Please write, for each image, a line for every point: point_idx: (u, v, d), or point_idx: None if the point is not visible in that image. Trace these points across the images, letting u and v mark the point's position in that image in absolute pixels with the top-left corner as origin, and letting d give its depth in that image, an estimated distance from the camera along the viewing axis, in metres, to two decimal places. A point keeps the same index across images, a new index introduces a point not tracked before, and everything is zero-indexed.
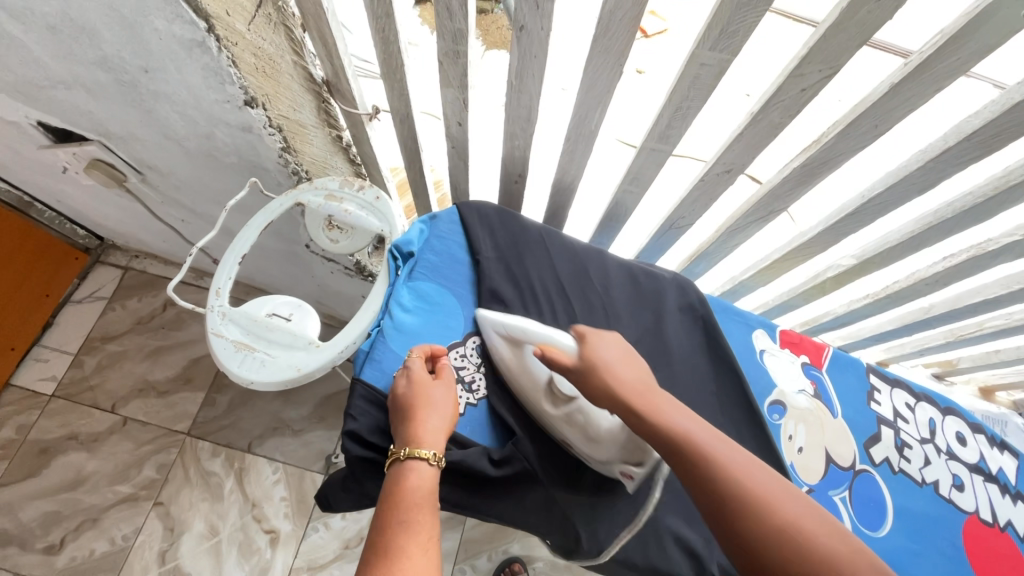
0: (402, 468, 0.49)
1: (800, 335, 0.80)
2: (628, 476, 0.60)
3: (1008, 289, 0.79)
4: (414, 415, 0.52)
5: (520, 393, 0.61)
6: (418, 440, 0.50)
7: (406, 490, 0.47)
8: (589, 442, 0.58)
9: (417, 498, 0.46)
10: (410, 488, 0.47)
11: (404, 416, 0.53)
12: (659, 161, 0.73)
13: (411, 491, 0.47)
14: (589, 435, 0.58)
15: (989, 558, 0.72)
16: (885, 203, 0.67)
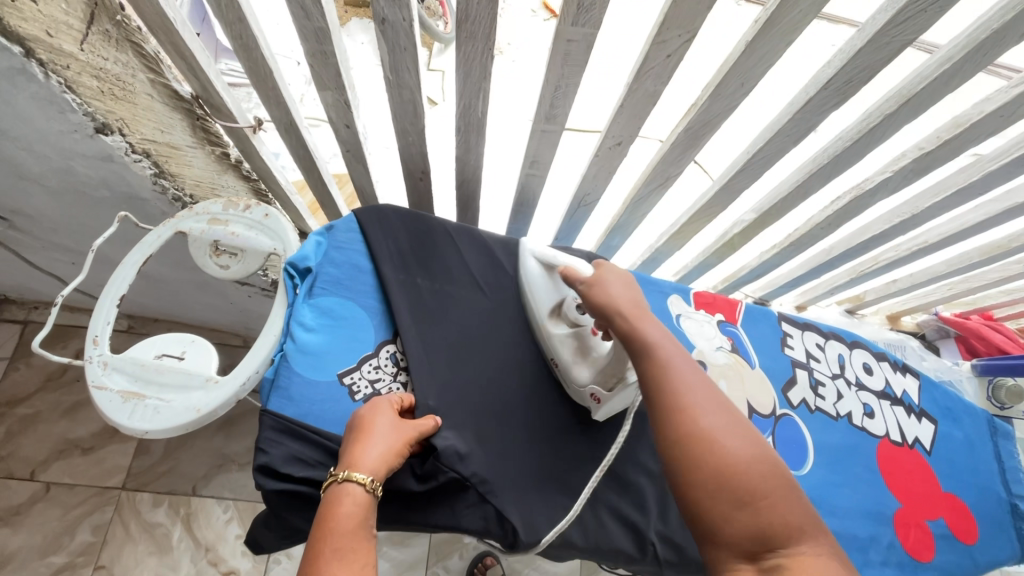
0: (337, 493, 0.45)
1: (714, 295, 0.83)
2: (596, 400, 0.64)
3: (891, 223, 0.84)
4: (359, 438, 0.49)
5: (533, 311, 0.69)
6: (357, 464, 0.46)
7: (337, 518, 0.42)
8: (574, 365, 0.65)
9: (348, 527, 0.42)
10: (340, 514, 0.43)
11: (352, 439, 0.50)
12: (553, 142, 0.73)
13: (342, 518, 0.43)
14: (577, 355, 0.65)
15: (903, 476, 0.78)
16: (766, 155, 0.70)
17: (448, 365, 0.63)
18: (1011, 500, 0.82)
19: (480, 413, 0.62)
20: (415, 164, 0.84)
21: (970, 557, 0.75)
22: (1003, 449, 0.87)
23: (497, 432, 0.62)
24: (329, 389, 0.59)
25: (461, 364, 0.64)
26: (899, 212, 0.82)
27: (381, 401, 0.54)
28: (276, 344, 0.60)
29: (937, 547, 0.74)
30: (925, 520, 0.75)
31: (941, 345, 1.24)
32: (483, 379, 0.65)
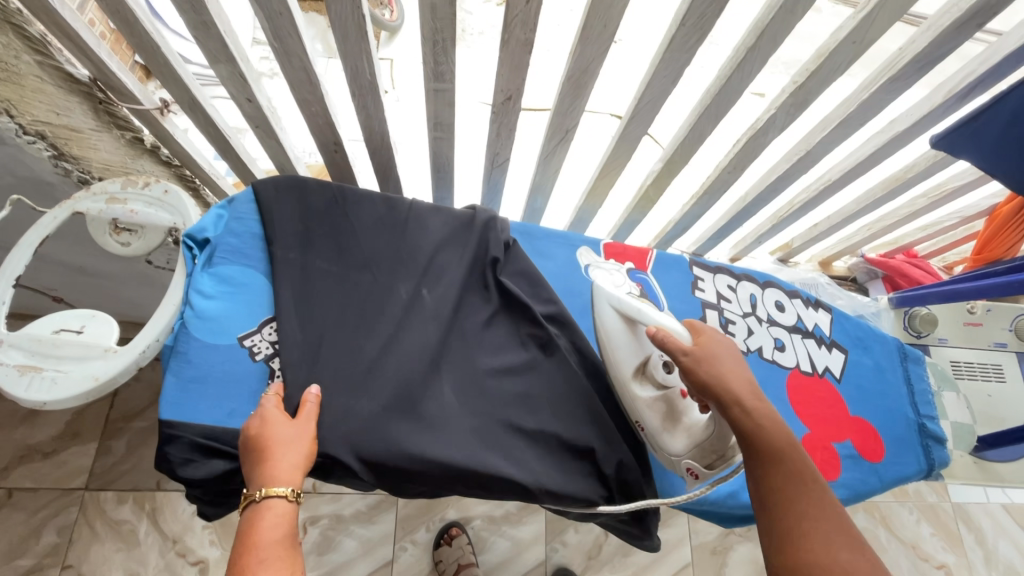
0: (258, 511, 0.49)
1: (624, 245, 0.86)
2: (692, 473, 0.63)
3: (791, 162, 0.88)
4: (266, 456, 0.52)
5: (615, 367, 0.68)
6: (274, 479, 0.51)
7: (265, 533, 0.48)
8: (665, 425, 0.65)
9: (272, 538, 0.48)
10: (265, 529, 0.48)
11: (259, 456, 0.52)
12: (450, 102, 0.74)
13: (266, 532, 0.48)
14: (667, 419, 0.65)
15: (811, 402, 0.82)
16: (653, 97, 0.72)
17: (339, 329, 0.63)
18: (918, 420, 0.86)
19: (367, 375, 0.61)
20: (326, 136, 0.83)
21: (875, 474, 0.79)
22: (912, 373, 0.91)
23: (383, 390, 0.61)
24: (229, 352, 0.61)
25: (355, 329, 0.64)
26: (795, 150, 0.87)
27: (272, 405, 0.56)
28: (176, 313, 0.62)
29: (842, 465, 0.78)
30: (831, 442, 0.79)
31: (871, 286, 1.28)
32: (374, 344, 0.64)
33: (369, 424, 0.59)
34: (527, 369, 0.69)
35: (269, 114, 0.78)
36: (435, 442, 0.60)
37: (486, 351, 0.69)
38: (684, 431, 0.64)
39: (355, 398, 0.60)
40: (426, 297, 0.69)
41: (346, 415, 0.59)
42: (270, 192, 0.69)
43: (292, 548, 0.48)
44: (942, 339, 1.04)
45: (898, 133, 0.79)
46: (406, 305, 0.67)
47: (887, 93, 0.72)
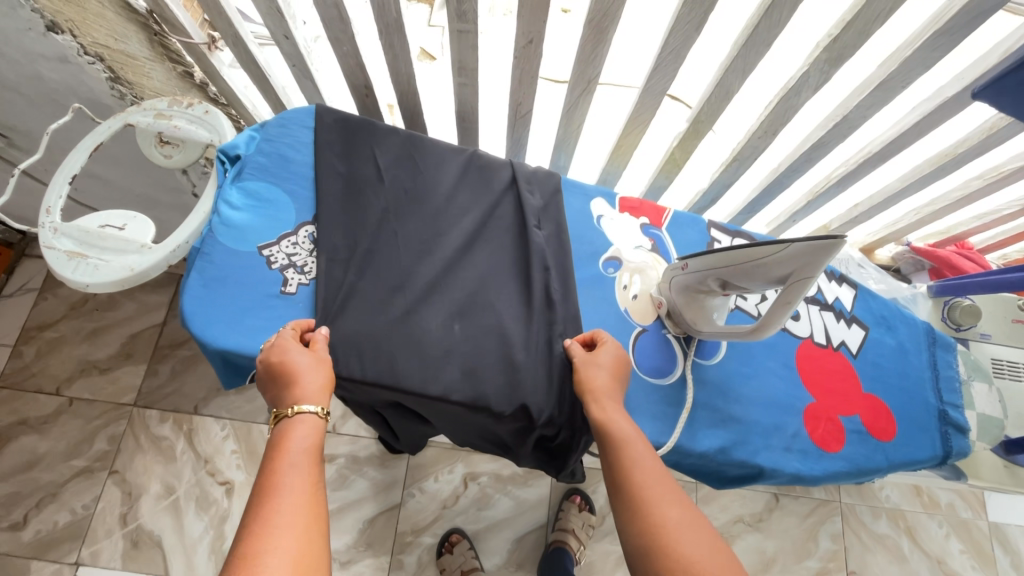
0: (291, 425, 0.52)
1: (640, 200, 0.86)
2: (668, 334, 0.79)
3: (825, 129, 0.84)
4: (291, 382, 0.54)
5: (686, 284, 0.70)
6: (302, 398, 0.54)
7: (302, 452, 0.50)
8: (672, 319, 0.75)
9: (302, 449, 0.50)
10: (295, 442, 0.50)
11: (284, 384, 0.55)
12: (473, 45, 0.76)
13: (296, 445, 0.50)
14: (675, 316, 0.74)
15: (820, 374, 0.79)
16: (674, 47, 0.71)
17: (348, 246, 0.68)
18: (939, 406, 0.82)
19: (366, 287, 0.66)
20: (359, 77, 0.87)
21: (883, 454, 0.76)
22: (940, 360, 0.86)
23: (381, 301, 0.66)
24: (250, 258, 0.66)
25: (361, 248, 0.68)
26: (832, 115, 0.82)
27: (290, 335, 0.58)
28: (206, 219, 0.67)
29: (846, 439, 0.75)
30: (838, 415, 0.77)
31: (916, 279, 1.21)
32: (377, 259, 0.68)
33: (358, 335, 0.63)
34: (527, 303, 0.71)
35: (306, 53, 0.83)
36: (421, 356, 0.64)
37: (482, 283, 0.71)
38: (704, 322, 0.71)
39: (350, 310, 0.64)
40: (434, 226, 0.73)
41: (333, 327, 0.63)
42: (300, 119, 0.75)
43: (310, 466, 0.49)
44: (984, 335, 0.96)
45: (942, 100, 0.74)
46: (412, 233, 0.72)
47: (930, 51, 0.66)
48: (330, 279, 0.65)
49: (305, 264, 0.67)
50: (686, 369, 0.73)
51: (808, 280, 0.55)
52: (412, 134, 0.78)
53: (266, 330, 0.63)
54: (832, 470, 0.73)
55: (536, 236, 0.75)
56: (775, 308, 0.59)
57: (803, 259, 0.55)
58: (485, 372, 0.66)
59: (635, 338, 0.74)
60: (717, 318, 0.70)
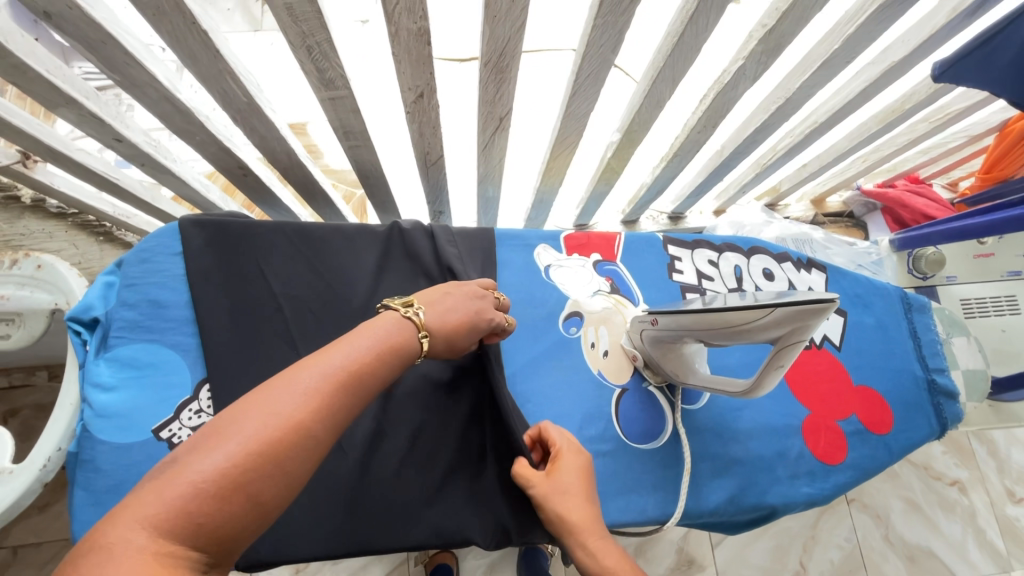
0: (389, 316, 0.40)
1: (587, 234, 0.76)
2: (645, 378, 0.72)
3: (769, 112, 0.75)
4: (435, 293, 0.47)
5: (658, 337, 0.62)
6: (428, 311, 0.43)
7: (355, 360, 0.35)
8: (649, 368, 0.68)
9: (381, 343, 0.38)
10: (379, 331, 0.38)
11: (446, 295, 0.47)
12: (353, 109, 0.62)
13: (377, 335, 0.38)
14: (652, 365, 0.67)
15: (809, 380, 0.75)
16: (591, 69, 0.59)
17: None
18: (926, 376, 0.79)
19: None
20: (227, 160, 0.71)
21: (884, 446, 0.74)
22: (918, 324, 0.83)
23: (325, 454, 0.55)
24: (145, 448, 0.54)
25: None
26: (774, 97, 0.73)
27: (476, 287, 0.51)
28: (77, 412, 0.54)
29: (848, 444, 0.72)
30: (835, 420, 0.73)
31: (870, 220, 1.18)
32: None
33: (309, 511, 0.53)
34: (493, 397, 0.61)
35: (150, 149, 0.67)
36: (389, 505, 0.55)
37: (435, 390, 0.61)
38: (682, 373, 0.64)
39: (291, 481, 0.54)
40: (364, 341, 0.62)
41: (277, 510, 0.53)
42: (164, 246, 0.60)
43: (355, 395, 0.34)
44: (951, 278, 0.94)
45: (890, 65, 0.66)
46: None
47: (875, 25, 0.58)
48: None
49: None
50: (677, 422, 0.67)
51: (800, 343, 0.48)
52: (307, 229, 0.65)
53: None
54: (840, 483, 0.70)
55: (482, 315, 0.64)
56: (765, 373, 0.52)
57: (790, 324, 0.47)
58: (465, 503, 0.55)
59: (616, 402, 0.67)
60: (697, 367, 0.63)
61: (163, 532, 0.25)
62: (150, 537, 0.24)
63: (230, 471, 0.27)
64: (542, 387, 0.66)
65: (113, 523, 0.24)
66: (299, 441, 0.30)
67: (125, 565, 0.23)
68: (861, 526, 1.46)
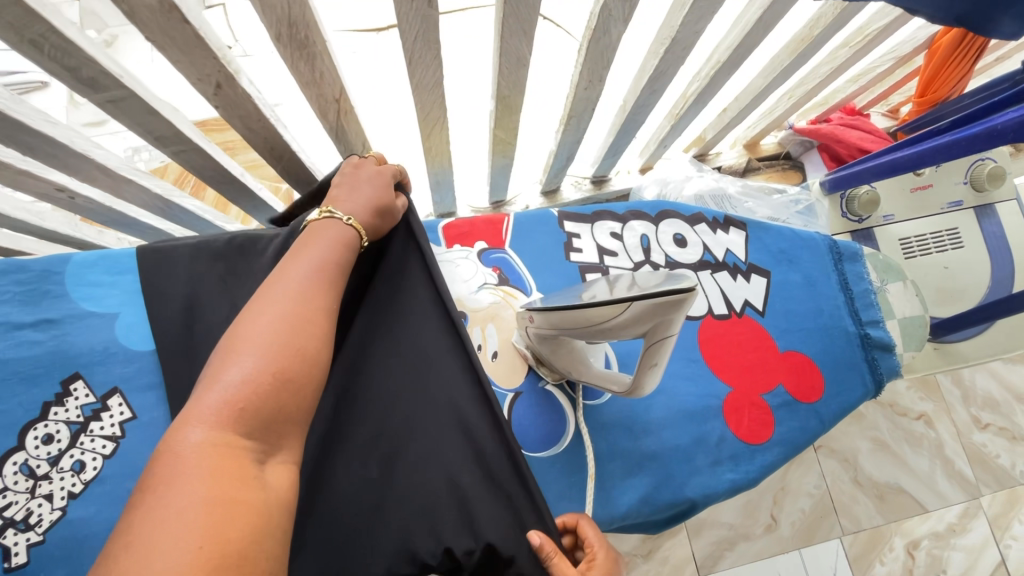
0: (323, 225, 0.43)
1: (469, 220, 0.68)
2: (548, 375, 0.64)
3: (659, 57, 0.66)
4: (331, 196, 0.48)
5: (540, 332, 0.54)
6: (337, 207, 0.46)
7: (323, 261, 0.39)
8: (542, 365, 0.60)
9: (335, 249, 0.41)
10: (330, 239, 0.42)
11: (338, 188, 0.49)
12: (147, 110, 0.52)
13: (329, 241, 0.42)
14: (543, 361, 0.59)
15: (730, 352, 0.68)
16: (418, 32, 0.49)
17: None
18: (859, 331, 0.73)
19: None
20: (37, 183, 0.61)
21: (815, 416, 0.68)
22: (849, 275, 0.77)
23: None
24: None
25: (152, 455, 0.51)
26: (661, 38, 0.64)
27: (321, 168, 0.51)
28: None
29: (775, 419, 0.66)
30: (760, 394, 0.67)
31: (807, 160, 1.09)
32: None
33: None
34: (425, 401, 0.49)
35: None
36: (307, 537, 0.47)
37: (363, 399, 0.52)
38: (571, 370, 0.56)
39: None
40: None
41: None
42: None
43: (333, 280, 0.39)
44: (887, 217, 0.86)
45: None
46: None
47: None
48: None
49: (29, 513, 0.48)
50: (578, 421, 0.60)
51: (669, 339, 0.41)
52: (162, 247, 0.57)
53: None
54: (768, 464, 0.64)
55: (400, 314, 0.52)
56: (642, 371, 0.45)
57: (653, 318, 0.40)
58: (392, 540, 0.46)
59: (509, 409, 0.60)
60: (587, 363, 0.55)
61: (226, 424, 0.29)
62: (206, 433, 0.28)
63: (252, 383, 0.30)
64: None
65: (169, 443, 0.28)
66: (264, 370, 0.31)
67: (197, 454, 0.27)
68: (829, 471, 1.44)
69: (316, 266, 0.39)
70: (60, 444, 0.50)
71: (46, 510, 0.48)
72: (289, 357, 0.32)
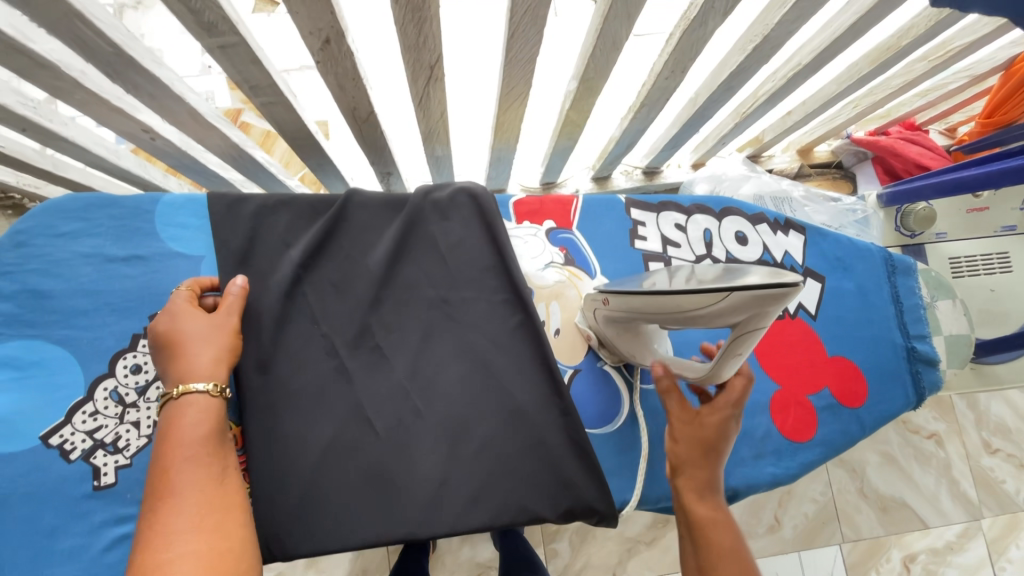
0: (177, 410, 0.43)
1: (540, 198, 0.69)
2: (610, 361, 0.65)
3: (745, 53, 0.66)
4: (179, 352, 0.46)
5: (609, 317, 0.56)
6: (189, 374, 0.45)
7: (193, 441, 0.41)
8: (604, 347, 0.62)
9: (195, 435, 0.42)
10: (183, 426, 0.42)
11: (170, 355, 0.46)
12: (252, 59, 0.53)
13: (187, 428, 0.42)
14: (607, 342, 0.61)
15: (781, 352, 0.70)
16: (530, 6, 0.50)
17: (285, 387, 0.56)
18: (906, 344, 0.74)
19: (315, 423, 0.56)
20: (125, 122, 0.62)
21: (857, 421, 0.70)
22: (901, 288, 0.77)
23: (329, 438, 0.56)
24: (31, 458, 0.48)
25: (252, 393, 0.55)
26: (751, 35, 0.64)
27: (186, 298, 0.50)
28: None
29: (818, 420, 0.68)
30: (806, 395, 0.69)
31: (860, 171, 1.09)
32: (312, 391, 0.57)
33: (358, 493, 0.55)
34: (511, 366, 0.61)
35: (29, 111, 0.59)
36: (415, 478, 0.56)
37: (450, 359, 0.61)
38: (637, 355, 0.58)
39: (289, 469, 0.54)
40: (378, 314, 0.61)
41: (309, 495, 0.54)
42: (44, 227, 0.53)
43: (220, 455, 0.42)
44: (940, 235, 0.87)
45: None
46: (354, 338, 0.60)
47: None
48: (300, 434, 0.55)
49: (118, 438, 0.50)
50: (634, 404, 0.62)
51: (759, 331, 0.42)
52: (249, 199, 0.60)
53: (88, 549, 0.47)
54: (808, 462, 0.66)
55: (487, 292, 0.64)
56: (722, 359, 0.46)
57: (747, 311, 0.41)
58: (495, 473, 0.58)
59: (568, 386, 0.62)
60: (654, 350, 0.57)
61: None
62: None
63: None
64: (488, 374, 0.61)
65: None
66: (220, 551, 0.37)
67: None
68: (836, 479, 1.46)
69: (199, 448, 0.41)
70: (147, 376, 0.52)
71: (133, 436, 0.51)
72: (230, 566, 0.37)
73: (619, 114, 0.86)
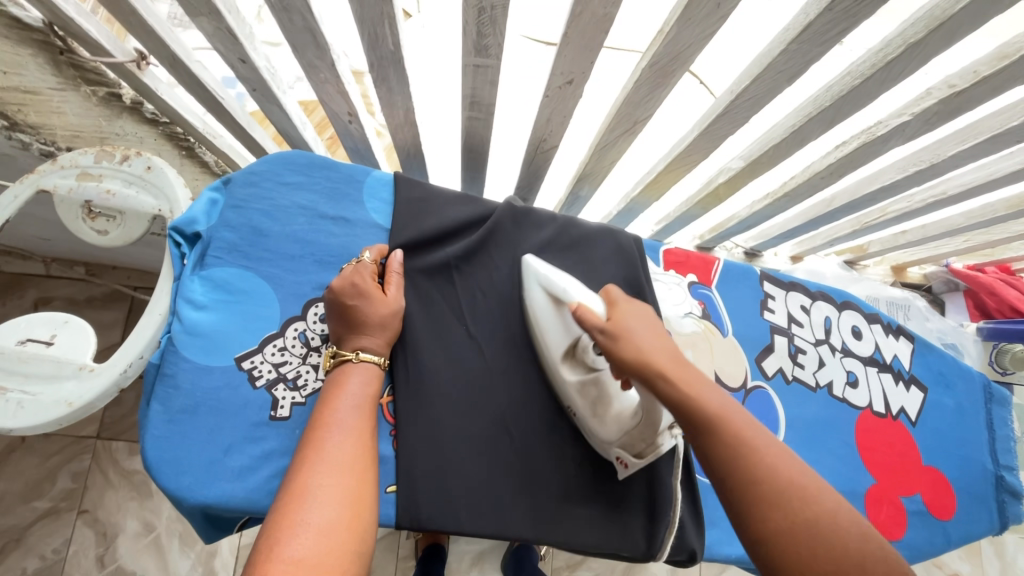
0: (348, 372, 0.46)
1: (687, 252, 0.74)
2: (622, 464, 0.59)
3: (904, 173, 0.71)
4: (358, 320, 0.50)
5: (543, 349, 0.60)
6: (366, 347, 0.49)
7: (358, 396, 0.45)
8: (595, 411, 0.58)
9: (362, 395, 0.45)
10: (354, 383, 0.45)
11: (347, 320, 0.50)
12: (491, 80, 0.59)
13: (355, 386, 0.45)
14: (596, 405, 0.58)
15: (880, 448, 0.72)
16: (755, 93, 0.56)
17: (439, 374, 0.58)
18: (995, 471, 0.77)
19: (460, 413, 0.57)
20: (340, 103, 0.70)
21: (942, 533, 0.71)
22: (994, 417, 0.80)
23: (471, 431, 0.57)
24: (226, 375, 0.52)
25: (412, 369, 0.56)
26: (916, 159, 0.69)
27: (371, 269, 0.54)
28: (164, 324, 0.52)
29: (908, 522, 0.70)
30: (899, 496, 0.70)
31: (948, 300, 1.14)
32: (462, 381, 0.59)
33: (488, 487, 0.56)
34: None
35: (267, 75, 0.66)
36: (542, 487, 0.58)
37: None
38: (608, 415, 0.58)
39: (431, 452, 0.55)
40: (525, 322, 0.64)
41: (442, 480, 0.55)
42: (275, 173, 0.59)
43: (374, 410, 0.44)
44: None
45: None
46: (503, 341, 0.62)
47: None
48: (446, 421, 0.56)
49: (298, 377, 0.54)
50: None
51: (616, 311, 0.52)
52: (438, 196, 0.65)
53: (255, 472, 0.50)
54: None
55: None
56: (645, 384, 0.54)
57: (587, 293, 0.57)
58: (609, 497, 0.60)
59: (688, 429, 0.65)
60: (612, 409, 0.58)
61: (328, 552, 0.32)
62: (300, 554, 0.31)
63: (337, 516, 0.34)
64: None
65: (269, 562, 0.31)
66: (356, 485, 0.37)
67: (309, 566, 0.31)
68: None
69: (360, 398, 0.44)
70: None
71: (311, 378, 0.55)
72: (361, 504, 0.36)
73: (751, 196, 0.92)
